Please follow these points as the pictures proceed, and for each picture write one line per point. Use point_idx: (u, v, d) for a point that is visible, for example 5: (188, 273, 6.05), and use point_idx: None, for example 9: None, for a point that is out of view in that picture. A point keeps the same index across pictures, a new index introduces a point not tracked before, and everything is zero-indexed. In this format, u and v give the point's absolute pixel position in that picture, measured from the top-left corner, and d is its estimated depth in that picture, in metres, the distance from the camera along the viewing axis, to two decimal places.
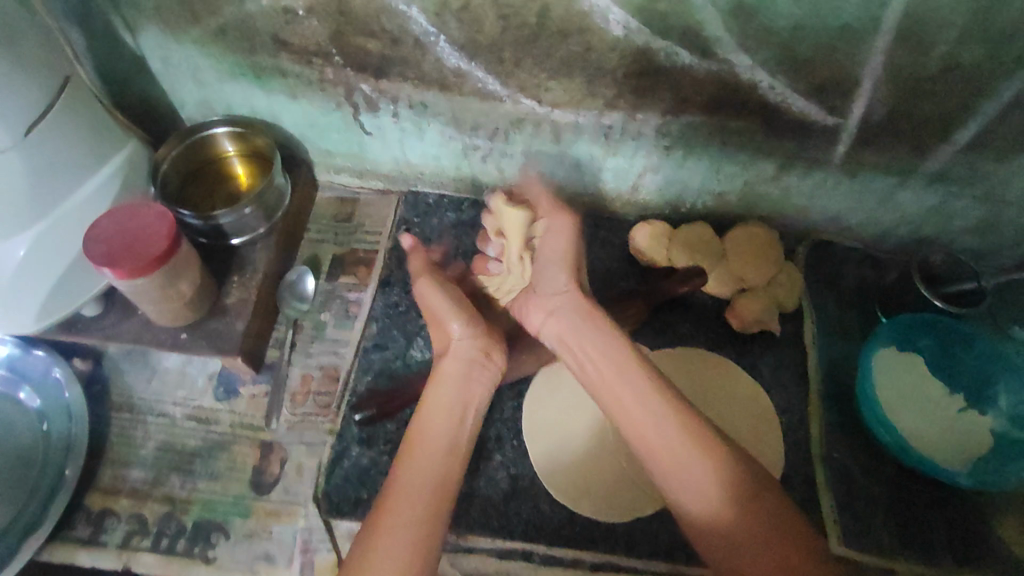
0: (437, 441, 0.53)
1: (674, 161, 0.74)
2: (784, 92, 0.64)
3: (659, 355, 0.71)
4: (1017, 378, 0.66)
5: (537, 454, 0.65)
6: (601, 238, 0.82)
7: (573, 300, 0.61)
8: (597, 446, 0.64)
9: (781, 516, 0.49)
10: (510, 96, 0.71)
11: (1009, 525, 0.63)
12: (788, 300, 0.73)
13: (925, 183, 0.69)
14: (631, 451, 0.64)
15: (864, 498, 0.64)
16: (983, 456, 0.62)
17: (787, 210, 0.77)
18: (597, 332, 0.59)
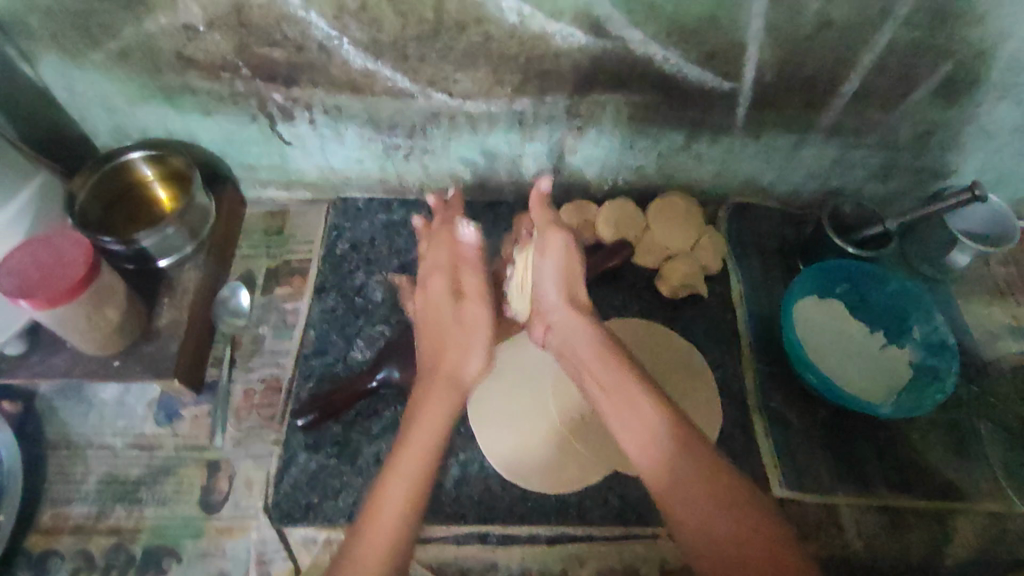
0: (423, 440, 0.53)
1: (591, 139, 0.77)
2: (678, 63, 0.68)
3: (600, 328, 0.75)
4: (923, 311, 0.75)
5: (483, 433, 0.65)
6: None
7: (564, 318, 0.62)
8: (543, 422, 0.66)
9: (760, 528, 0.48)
10: (421, 92, 0.71)
11: (928, 445, 0.71)
12: (711, 262, 0.79)
13: (823, 136, 0.77)
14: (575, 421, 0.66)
15: (802, 440, 0.70)
16: (901, 385, 0.71)
17: (704, 176, 0.83)
18: (591, 348, 0.59)
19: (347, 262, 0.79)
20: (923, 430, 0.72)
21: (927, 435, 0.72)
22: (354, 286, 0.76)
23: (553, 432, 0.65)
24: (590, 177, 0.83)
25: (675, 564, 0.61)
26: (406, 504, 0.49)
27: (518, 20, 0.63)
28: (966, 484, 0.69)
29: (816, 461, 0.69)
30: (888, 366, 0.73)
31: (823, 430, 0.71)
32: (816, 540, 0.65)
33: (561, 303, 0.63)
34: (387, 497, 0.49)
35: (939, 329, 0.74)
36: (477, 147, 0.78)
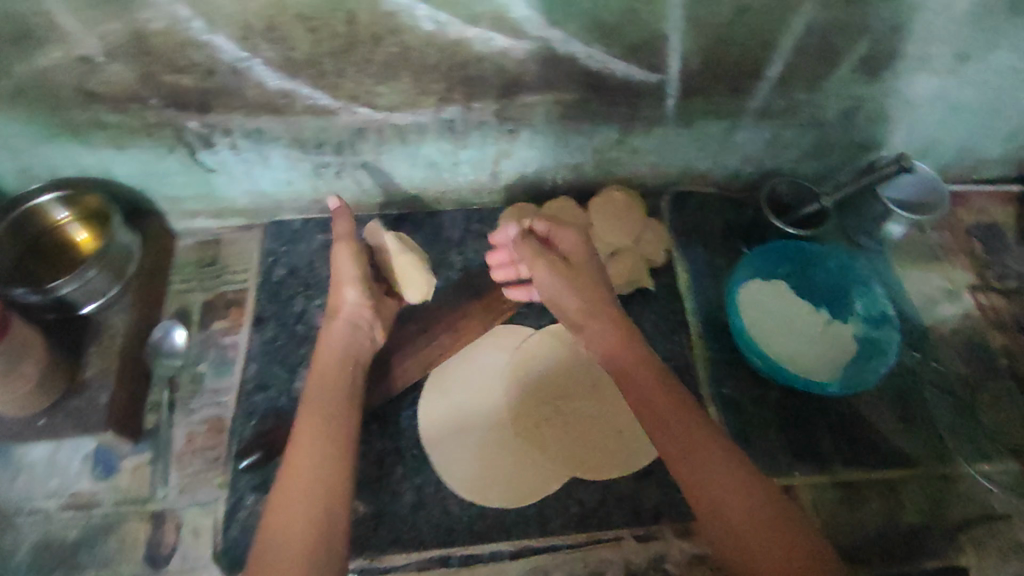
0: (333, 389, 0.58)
1: (525, 141, 0.76)
2: (603, 60, 0.67)
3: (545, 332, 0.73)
4: (863, 285, 0.76)
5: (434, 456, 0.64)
6: (475, 231, 0.83)
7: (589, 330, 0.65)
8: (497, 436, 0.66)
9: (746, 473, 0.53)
10: (343, 108, 0.68)
11: (879, 417, 0.73)
12: (655, 255, 0.80)
13: (754, 120, 0.78)
14: (528, 432, 0.66)
15: (757, 424, 0.71)
16: (847, 361, 0.73)
17: (642, 168, 0.83)
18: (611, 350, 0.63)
19: (286, 288, 0.76)
20: (873, 402, 0.74)
21: (876, 406, 0.73)
22: (295, 312, 0.74)
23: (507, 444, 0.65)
24: (529, 179, 0.82)
25: (640, 564, 0.61)
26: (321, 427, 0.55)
27: (435, 27, 0.61)
28: (915, 450, 0.71)
29: (772, 444, 0.70)
30: (835, 341, 0.74)
31: (777, 412, 0.72)
32: None
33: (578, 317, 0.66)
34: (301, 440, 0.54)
35: (878, 299, 0.75)
36: (409, 158, 0.76)
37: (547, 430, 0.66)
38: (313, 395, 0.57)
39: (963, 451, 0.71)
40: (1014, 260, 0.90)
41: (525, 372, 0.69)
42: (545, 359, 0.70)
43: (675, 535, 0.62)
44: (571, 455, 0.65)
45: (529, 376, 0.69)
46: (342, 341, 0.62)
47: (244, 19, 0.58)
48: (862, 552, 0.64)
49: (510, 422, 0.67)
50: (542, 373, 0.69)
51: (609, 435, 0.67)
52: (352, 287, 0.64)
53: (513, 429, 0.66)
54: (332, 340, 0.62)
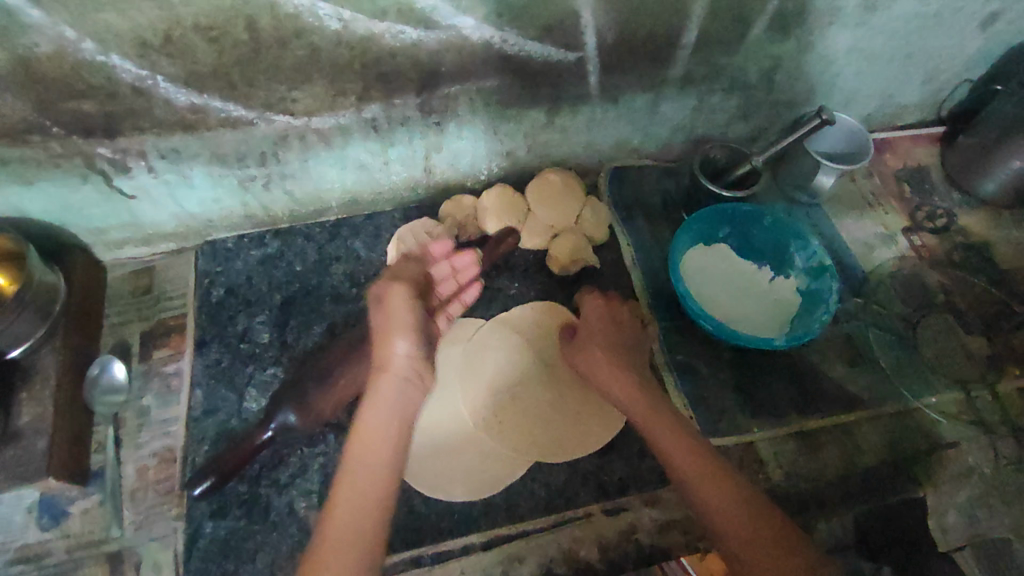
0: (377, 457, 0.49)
1: (453, 132, 0.75)
2: (518, 42, 0.67)
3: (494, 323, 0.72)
4: (801, 239, 0.78)
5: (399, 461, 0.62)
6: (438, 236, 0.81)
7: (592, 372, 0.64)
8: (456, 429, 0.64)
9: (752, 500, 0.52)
10: (260, 117, 0.66)
11: (827, 364, 0.75)
12: (598, 232, 0.79)
13: (677, 89, 0.78)
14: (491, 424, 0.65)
15: (714, 387, 0.72)
16: (793, 316, 0.74)
17: (575, 148, 0.83)
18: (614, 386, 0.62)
19: (226, 309, 0.74)
20: (821, 350, 0.75)
21: (824, 353, 0.75)
22: (237, 332, 0.72)
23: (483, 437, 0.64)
24: (463, 171, 0.82)
25: (612, 537, 0.61)
26: (368, 481, 0.47)
27: (340, 25, 0.60)
28: (865, 392, 0.73)
29: (729, 404, 0.71)
30: (779, 298, 0.76)
31: (731, 372, 0.73)
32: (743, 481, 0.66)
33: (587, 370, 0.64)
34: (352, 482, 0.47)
35: (816, 251, 0.76)
36: (338, 162, 0.75)
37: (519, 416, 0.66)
38: (373, 431, 0.49)
39: (912, 388, 0.74)
40: (941, 198, 0.94)
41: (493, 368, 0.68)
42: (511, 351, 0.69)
43: (643, 504, 0.63)
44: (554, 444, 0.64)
45: (485, 366, 0.68)
46: (394, 401, 0.51)
47: (137, 35, 0.56)
48: (825, 497, 0.66)
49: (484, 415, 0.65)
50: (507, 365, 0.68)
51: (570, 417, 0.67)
52: (404, 337, 0.54)
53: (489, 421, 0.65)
54: (384, 399, 0.51)
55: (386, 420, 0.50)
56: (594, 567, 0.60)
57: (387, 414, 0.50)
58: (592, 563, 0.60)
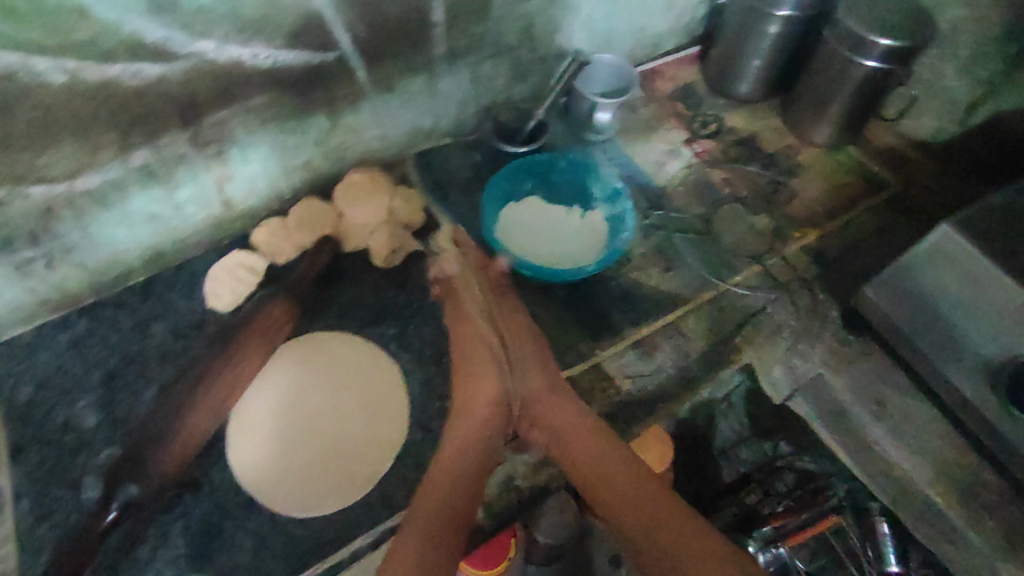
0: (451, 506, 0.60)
1: (239, 159, 0.74)
2: (271, 54, 0.66)
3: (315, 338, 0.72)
4: (594, 172, 0.85)
5: (273, 474, 0.63)
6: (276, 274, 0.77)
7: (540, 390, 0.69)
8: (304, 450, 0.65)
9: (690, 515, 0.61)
10: (11, 193, 0.61)
11: (648, 275, 0.82)
12: (413, 218, 0.81)
13: (447, 65, 0.82)
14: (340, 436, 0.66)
15: (555, 326, 0.77)
16: (605, 241, 0.81)
17: (371, 143, 0.84)
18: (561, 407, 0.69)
19: (38, 407, 0.68)
20: (640, 265, 0.83)
21: (643, 267, 0.83)
22: (57, 426, 0.66)
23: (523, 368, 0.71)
24: (266, 194, 0.80)
25: (491, 493, 0.66)
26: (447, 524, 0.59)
27: (68, 76, 0.57)
28: (682, 288, 0.82)
29: (572, 336, 0.76)
30: (590, 229, 0.82)
31: (566, 308, 0.78)
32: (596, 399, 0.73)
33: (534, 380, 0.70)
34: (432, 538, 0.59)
35: (608, 180, 0.85)
36: (123, 220, 0.71)
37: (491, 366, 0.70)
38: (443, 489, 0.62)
39: (720, 274, 0.84)
40: (711, 108, 1.06)
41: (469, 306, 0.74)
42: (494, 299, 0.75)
43: (515, 453, 0.69)
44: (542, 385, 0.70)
45: (320, 383, 0.68)
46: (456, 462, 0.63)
47: None
48: (668, 390, 0.75)
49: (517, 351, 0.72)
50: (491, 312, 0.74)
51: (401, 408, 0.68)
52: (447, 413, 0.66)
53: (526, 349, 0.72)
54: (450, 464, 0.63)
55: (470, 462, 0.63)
56: (483, 527, 0.65)
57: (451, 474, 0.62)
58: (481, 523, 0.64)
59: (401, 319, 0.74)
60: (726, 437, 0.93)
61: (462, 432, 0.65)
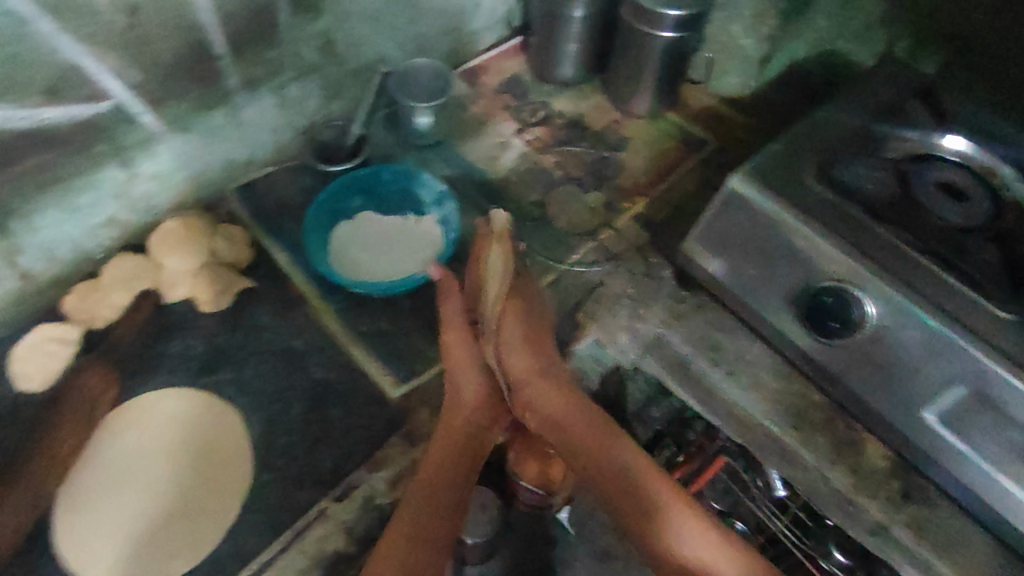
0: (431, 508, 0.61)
1: (24, 227, 0.69)
2: (28, 114, 0.62)
3: (153, 400, 0.70)
4: (417, 178, 0.86)
5: (100, 550, 0.61)
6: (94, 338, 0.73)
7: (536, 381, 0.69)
8: (144, 518, 0.63)
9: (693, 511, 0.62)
10: None
11: None
12: (239, 256, 0.79)
13: (247, 95, 0.80)
14: (181, 498, 0.64)
15: (401, 335, 0.76)
16: (437, 243, 0.83)
17: (183, 185, 0.81)
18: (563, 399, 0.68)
19: None
20: None
21: None
22: None
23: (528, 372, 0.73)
24: (71, 257, 0.76)
25: (353, 517, 0.62)
26: (421, 527, 0.60)
27: None
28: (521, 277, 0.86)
29: (416, 343, 0.76)
30: (422, 234, 0.83)
31: (409, 317, 0.78)
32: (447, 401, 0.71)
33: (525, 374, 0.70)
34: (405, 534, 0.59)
35: (432, 184, 0.86)
36: None
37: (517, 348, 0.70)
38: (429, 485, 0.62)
39: (558, 255, 0.89)
40: (539, 94, 1.09)
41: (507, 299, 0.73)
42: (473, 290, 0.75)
43: (372, 471, 0.65)
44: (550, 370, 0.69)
45: (160, 446, 0.67)
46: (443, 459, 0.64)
47: None
48: None
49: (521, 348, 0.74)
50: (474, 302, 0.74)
51: (245, 460, 0.67)
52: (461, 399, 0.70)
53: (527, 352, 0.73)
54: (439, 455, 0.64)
55: (460, 455, 0.64)
56: (347, 553, 0.61)
57: (436, 472, 0.63)
58: (343, 551, 0.61)
59: (234, 363, 0.73)
60: (636, 400, 0.95)
61: (460, 423, 0.67)
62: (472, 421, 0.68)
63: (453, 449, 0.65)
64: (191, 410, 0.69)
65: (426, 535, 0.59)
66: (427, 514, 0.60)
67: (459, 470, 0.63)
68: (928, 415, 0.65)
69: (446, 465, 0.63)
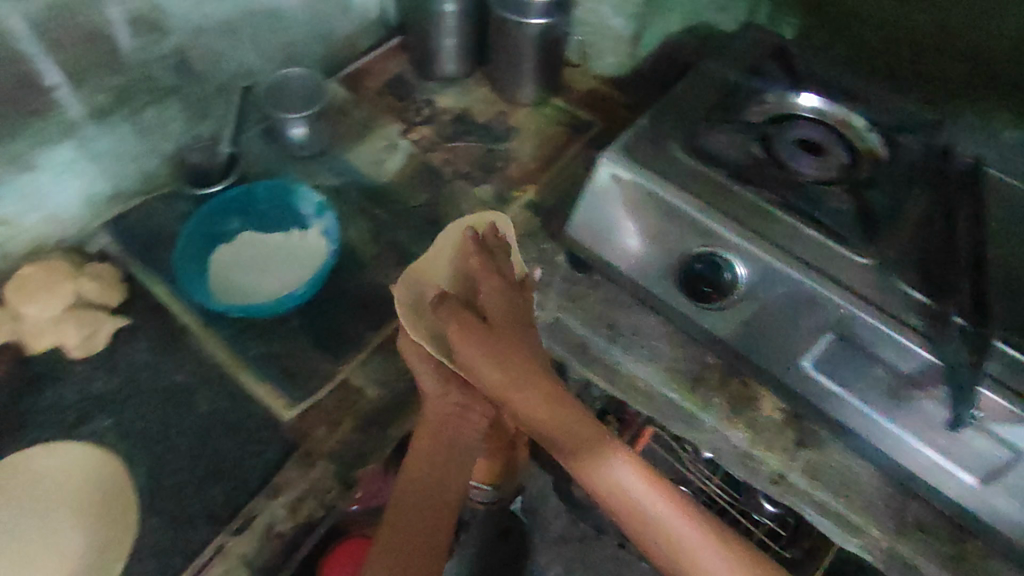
0: (421, 511, 0.63)
1: None
2: None
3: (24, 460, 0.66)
4: (294, 191, 0.83)
5: None
6: None
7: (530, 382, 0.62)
8: None
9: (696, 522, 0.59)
10: None
11: (383, 270, 0.84)
12: (112, 296, 0.75)
13: (96, 126, 0.75)
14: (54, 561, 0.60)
15: (293, 353, 0.74)
16: (320, 255, 0.80)
17: (40, 226, 0.77)
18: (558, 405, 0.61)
19: None
20: (374, 263, 0.84)
21: (377, 264, 0.85)
22: None
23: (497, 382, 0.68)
24: None
25: (251, 549, 0.62)
26: (413, 529, 0.62)
27: None
28: None
29: (310, 359, 0.74)
30: (305, 248, 0.81)
31: (301, 333, 0.76)
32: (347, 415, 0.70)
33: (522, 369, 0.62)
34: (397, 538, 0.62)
35: (309, 194, 0.83)
36: None
37: (517, 356, 0.62)
38: (416, 488, 0.64)
39: None
40: (424, 93, 1.07)
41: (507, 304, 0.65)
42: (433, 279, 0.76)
43: (271, 499, 0.64)
44: (542, 374, 0.62)
45: (31, 509, 0.63)
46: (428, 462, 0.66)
47: None
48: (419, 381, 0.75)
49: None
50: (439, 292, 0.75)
51: (128, 513, 0.64)
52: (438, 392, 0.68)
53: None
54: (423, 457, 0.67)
55: (445, 455, 0.66)
56: None
57: (422, 476, 0.65)
58: None
59: (114, 407, 0.70)
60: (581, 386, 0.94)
61: (441, 426, 0.68)
62: (455, 419, 0.68)
63: (436, 448, 0.67)
64: (66, 467, 0.65)
65: (418, 537, 0.62)
66: (417, 517, 0.63)
67: (445, 470, 0.65)
68: (803, 364, 0.68)
69: (429, 465, 0.65)
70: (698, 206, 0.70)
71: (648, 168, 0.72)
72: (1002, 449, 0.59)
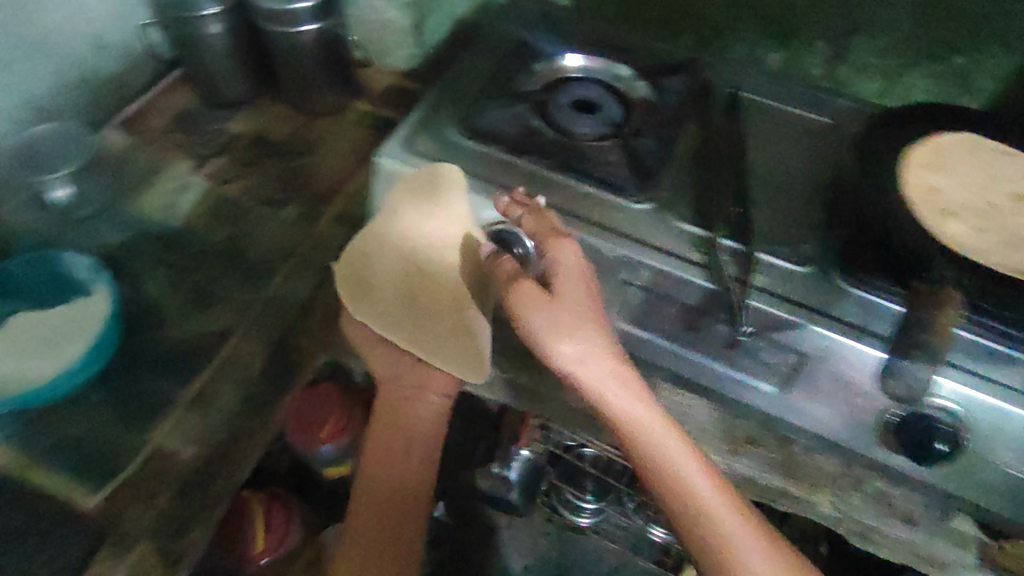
0: (385, 511, 0.73)
1: None
2: None
3: None
4: (54, 257, 0.76)
5: None
6: None
7: (608, 366, 0.58)
8: None
9: (741, 514, 0.58)
10: None
11: (188, 322, 0.78)
12: None
13: None
14: None
15: (95, 434, 0.68)
16: (96, 314, 0.73)
17: None
18: (633, 390, 0.58)
19: None
20: (178, 314, 0.79)
21: (182, 314, 0.79)
22: None
23: (462, 346, 0.68)
24: None
25: None
26: (377, 526, 0.72)
27: None
28: (230, 320, 0.79)
29: (115, 436, 0.68)
30: (78, 311, 0.73)
31: (102, 412, 0.70)
32: (159, 489, 0.65)
33: (598, 350, 0.58)
34: (364, 542, 0.72)
35: (72, 258, 0.76)
36: None
37: (593, 335, 0.58)
38: (376, 486, 0.73)
39: (263, 282, 0.82)
40: (214, 121, 1.00)
41: (579, 278, 0.61)
42: (385, 247, 0.71)
43: None
44: (623, 365, 0.58)
45: None
46: (383, 459, 0.74)
47: None
48: (235, 429, 0.71)
49: (460, 315, 0.69)
50: (391, 261, 0.71)
51: None
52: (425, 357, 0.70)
53: (466, 322, 0.69)
54: (377, 455, 0.74)
55: (407, 453, 0.74)
56: None
57: (380, 477, 0.73)
58: None
59: None
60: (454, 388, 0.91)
61: (393, 424, 0.74)
62: (409, 418, 0.73)
63: (392, 446, 0.74)
64: None
65: (385, 535, 0.72)
66: (377, 511, 0.73)
67: (407, 467, 0.73)
68: (620, 325, 0.65)
69: (383, 467, 0.73)
70: (483, 203, 0.69)
71: (429, 157, 0.71)
72: (789, 354, 0.63)
